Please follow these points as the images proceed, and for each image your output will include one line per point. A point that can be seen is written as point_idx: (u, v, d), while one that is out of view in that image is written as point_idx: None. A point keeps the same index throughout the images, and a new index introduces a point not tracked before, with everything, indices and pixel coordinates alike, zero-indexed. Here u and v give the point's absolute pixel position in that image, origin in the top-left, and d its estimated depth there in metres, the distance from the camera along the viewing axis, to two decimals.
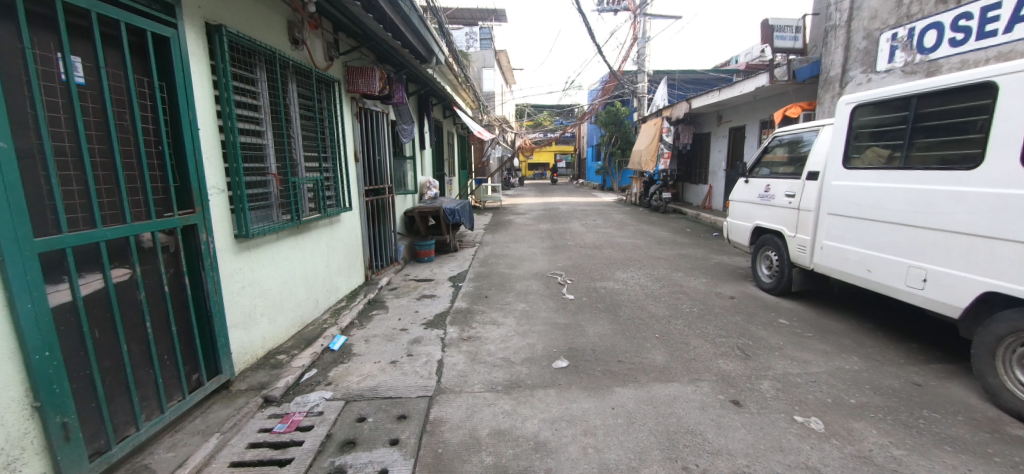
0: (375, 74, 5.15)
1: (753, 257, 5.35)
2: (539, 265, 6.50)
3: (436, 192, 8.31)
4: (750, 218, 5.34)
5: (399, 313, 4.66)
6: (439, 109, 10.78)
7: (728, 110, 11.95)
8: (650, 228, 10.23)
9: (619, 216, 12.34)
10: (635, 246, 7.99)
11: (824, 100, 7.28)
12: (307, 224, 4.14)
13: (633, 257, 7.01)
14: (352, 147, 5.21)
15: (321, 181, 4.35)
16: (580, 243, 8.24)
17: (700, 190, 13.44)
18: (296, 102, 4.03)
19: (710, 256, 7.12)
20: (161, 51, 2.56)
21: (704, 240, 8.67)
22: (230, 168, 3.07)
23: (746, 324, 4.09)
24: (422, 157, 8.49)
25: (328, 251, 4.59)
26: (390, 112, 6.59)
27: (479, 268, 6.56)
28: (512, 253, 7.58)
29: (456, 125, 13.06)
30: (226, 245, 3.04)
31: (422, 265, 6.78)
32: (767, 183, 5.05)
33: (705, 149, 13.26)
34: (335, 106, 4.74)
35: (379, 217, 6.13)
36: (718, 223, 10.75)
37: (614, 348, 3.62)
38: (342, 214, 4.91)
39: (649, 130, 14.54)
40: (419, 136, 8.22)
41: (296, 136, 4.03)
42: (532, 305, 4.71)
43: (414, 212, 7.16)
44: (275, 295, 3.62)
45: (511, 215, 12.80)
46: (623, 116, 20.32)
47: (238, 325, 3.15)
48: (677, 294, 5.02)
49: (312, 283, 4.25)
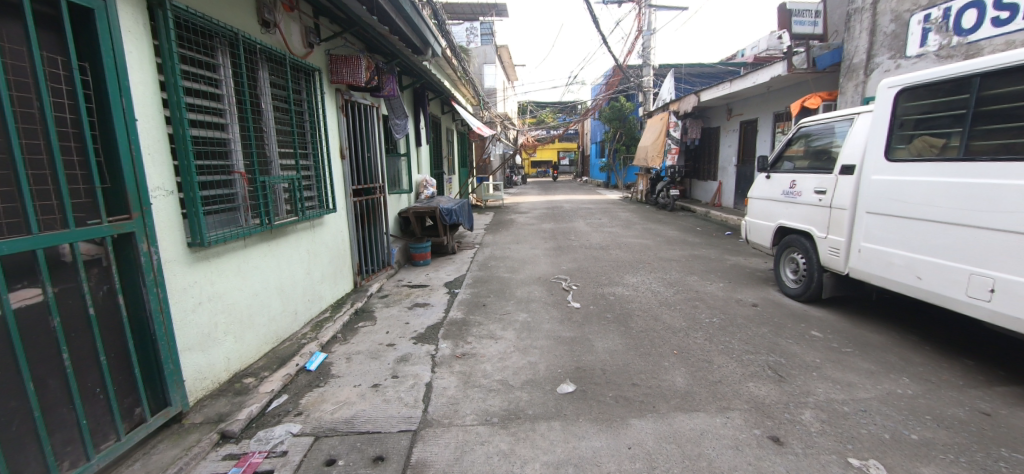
0: (361, 63, 4.71)
1: (777, 259, 4.89)
2: (542, 269, 6.05)
3: (433, 191, 7.88)
4: (773, 217, 4.88)
5: (388, 325, 4.22)
6: (437, 104, 10.34)
7: (739, 103, 11.46)
8: (658, 227, 9.75)
9: (625, 215, 11.86)
10: (644, 247, 7.51)
11: (846, 89, 6.81)
12: (283, 228, 3.72)
13: (642, 259, 6.56)
14: (337, 143, 4.78)
15: (299, 181, 3.92)
16: (585, 244, 7.78)
17: (709, 186, 12.93)
18: (268, 92, 3.59)
19: (725, 258, 6.64)
20: (85, 25, 2.13)
21: (717, 240, 8.19)
22: (180, 166, 2.64)
23: (776, 338, 3.63)
24: (418, 154, 8.06)
25: (309, 257, 4.17)
26: (381, 106, 6.15)
27: (478, 272, 6.12)
28: (513, 255, 7.13)
29: (455, 121, 12.62)
30: (177, 256, 2.61)
31: (416, 269, 6.34)
32: (792, 178, 4.60)
33: (715, 144, 12.76)
34: (315, 97, 4.29)
35: (369, 219, 5.72)
36: (730, 222, 10.25)
37: (627, 368, 3.17)
38: (326, 216, 4.48)
39: (656, 125, 14.04)
40: (414, 132, 7.78)
41: (268, 131, 3.60)
42: (534, 315, 4.27)
43: (409, 212, 6.73)
44: (242, 309, 3.20)
45: (513, 214, 12.35)
46: (628, 111, 19.81)
47: (193, 347, 2.73)
48: (694, 301, 4.56)
49: (289, 294, 3.82)
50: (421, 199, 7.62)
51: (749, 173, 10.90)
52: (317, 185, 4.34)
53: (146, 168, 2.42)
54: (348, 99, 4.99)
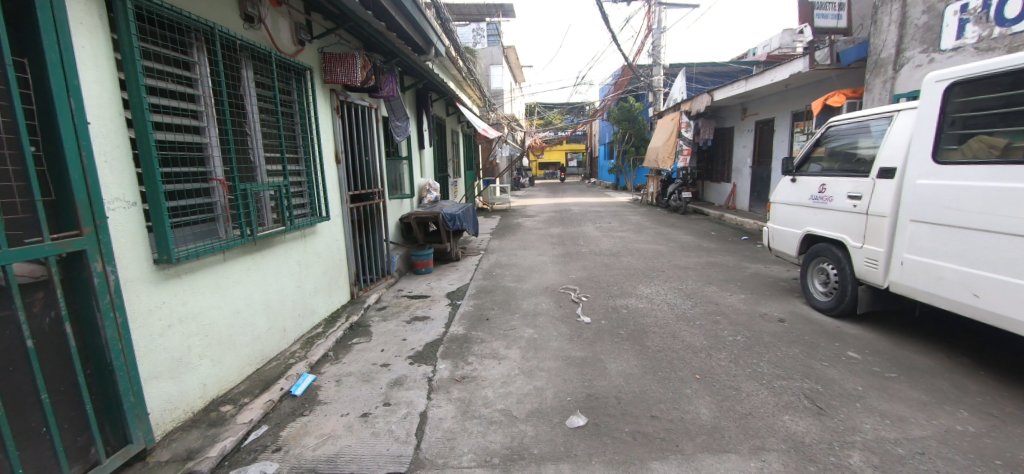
0: (357, 62, 4.43)
1: (805, 270, 4.54)
2: (550, 278, 5.73)
3: (437, 195, 7.61)
4: (800, 224, 4.54)
5: (383, 342, 3.93)
6: (441, 106, 10.05)
7: (754, 102, 11.06)
8: (671, 232, 9.38)
9: (636, 218, 11.49)
10: (657, 253, 7.15)
11: (873, 86, 6.46)
12: (270, 239, 3.44)
13: (656, 267, 6.21)
14: (331, 146, 4.51)
15: (287, 187, 3.64)
16: (595, 250, 7.45)
17: (722, 188, 12.52)
18: (253, 92, 3.32)
19: (744, 266, 6.27)
20: (24, 15, 1.86)
21: (734, 246, 7.80)
22: (144, 174, 2.36)
23: (810, 361, 3.28)
24: (421, 157, 7.78)
25: (300, 269, 3.89)
26: (382, 108, 5.88)
27: (482, 281, 5.82)
28: (520, 262, 6.82)
29: (461, 123, 12.35)
30: (139, 274, 2.33)
31: (418, 278, 6.05)
32: (821, 182, 4.27)
33: (728, 144, 12.35)
34: (307, 98, 4.02)
35: (367, 225, 5.44)
36: (745, 225, 9.85)
37: (645, 396, 2.85)
38: (318, 224, 4.20)
39: (667, 126, 13.66)
40: (417, 134, 7.51)
41: (253, 134, 3.33)
42: (542, 332, 3.96)
43: (411, 218, 6.45)
44: (220, 329, 2.91)
45: (520, 218, 12.03)
46: (637, 112, 19.41)
47: (160, 375, 2.45)
48: (715, 315, 4.22)
49: (276, 310, 3.54)
50: (424, 204, 7.35)
51: (765, 175, 10.48)
52: (308, 191, 4.06)
53: (102, 177, 2.15)
54: (343, 101, 4.72)
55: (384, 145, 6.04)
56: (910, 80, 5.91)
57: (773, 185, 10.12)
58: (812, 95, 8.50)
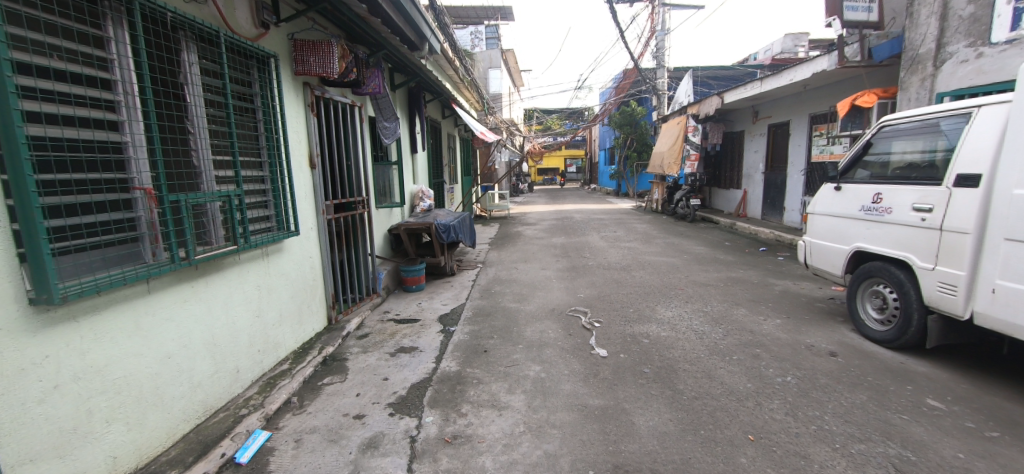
0: (334, 52, 3.82)
1: (854, 292, 3.93)
2: (556, 297, 5.09)
3: (430, 203, 6.99)
4: (847, 239, 3.94)
5: (360, 382, 3.27)
6: (436, 107, 9.45)
7: (766, 105, 10.49)
8: (682, 242, 8.76)
9: (642, 227, 10.86)
10: (671, 267, 6.52)
11: (909, 84, 5.88)
12: (218, 261, 2.80)
13: (673, 284, 5.57)
14: (303, 149, 3.89)
15: (241, 197, 2.98)
16: (603, 263, 6.82)
17: (732, 195, 11.93)
18: (197, 80, 2.70)
19: (771, 283, 5.63)
20: None
21: (754, 259, 7.18)
22: (10, 182, 1.72)
23: (886, 416, 2.64)
24: (414, 162, 7.17)
25: (259, 295, 3.24)
26: (367, 106, 5.26)
27: (479, 301, 5.17)
28: (521, 278, 6.16)
29: (458, 126, 11.76)
30: (2, 321, 1.68)
31: (408, 297, 5.40)
32: (878, 191, 3.67)
33: (739, 150, 11.76)
34: (270, 91, 3.38)
35: (351, 238, 4.81)
36: (760, 235, 9.24)
37: (688, 468, 2.21)
38: (285, 240, 3.55)
39: (673, 130, 13.10)
40: (408, 137, 6.89)
41: (197, 132, 2.70)
42: (551, 369, 3.31)
43: (401, 229, 5.83)
44: (140, 381, 2.26)
45: (519, 227, 11.39)
46: (638, 117, 19.15)
47: (38, 457, 1.80)
48: (753, 348, 3.58)
49: (226, 348, 2.89)
50: (416, 213, 6.72)
51: (779, 181, 9.90)
52: (272, 202, 3.44)
53: None
54: (320, 96, 4.12)
55: (370, 148, 5.42)
56: (952, 77, 5.34)
57: (788, 193, 9.52)
58: (836, 95, 7.93)
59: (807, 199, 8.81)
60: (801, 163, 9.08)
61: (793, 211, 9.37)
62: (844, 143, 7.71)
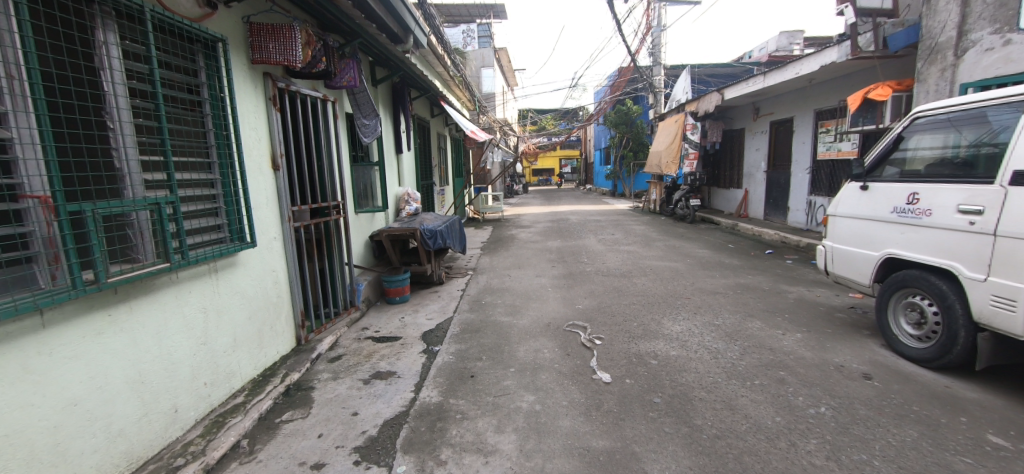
0: (296, 37, 3.36)
1: (885, 304, 3.52)
2: (552, 310, 4.63)
3: (416, 206, 6.53)
4: (876, 244, 3.52)
5: (325, 419, 2.80)
6: (424, 105, 8.98)
7: (767, 102, 10.10)
8: (684, 244, 8.34)
9: (641, 228, 10.44)
10: (675, 273, 6.08)
11: (927, 75, 5.46)
12: (144, 282, 2.33)
13: (679, 293, 5.14)
14: (263, 148, 3.41)
15: (177, 205, 2.51)
16: (602, 269, 6.37)
17: (732, 195, 11.54)
18: (118, 65, 2.23)
19: (784, 290, 5.21)
20: None
21: (762, 263, 6.76)
22: None
23: (946, 460, 2.21)
24: (399, 163, 6.71)
25: (206, 318, 2.79)
26: (343, 101, 4.79)
27: (468, 314, 4.70)
28: (514, 287, 5.70)
29: (448, 126, 11.30)
30: None
31: (390, 311, 4.93)
32: (915, 191, 3.25)
33: (739, 147, 11.35)
34: (218, 81, 2.91)
35: (325, 247, 4.35)
36: (765, 237, 8.83)
37: None
38: (239, 253, 3.08)
39: (671, 128, 12.70)
40: (392, 136, 6.41)
41: (117, 127, 2.24)
42: (546, 400, 2.86)
43: (383, 236, 5.36)
44: (27, 439, 1.80)
45: (513, 230, 10.94)
46: (633, 116, 18.60)
47: None
48: (777, 371, 3.15)
49: (160, 385, 2.43)
50: (401, 217, 6.26)
51: (783, 180, 9.51)
52: (223, 209, 2.98)
53: None
54: (285, 89, 3.66)
55: (348, 147, 4.95)
56: (976, 67, 4.93)
57: (793, 193, 9.13)
58: (844, 89, 7.54)
59: (813, 198, 8.53)
60: (807, 161, 8.68)
61: (798, 211, 8.99)
62: (852, 139, 7.41)
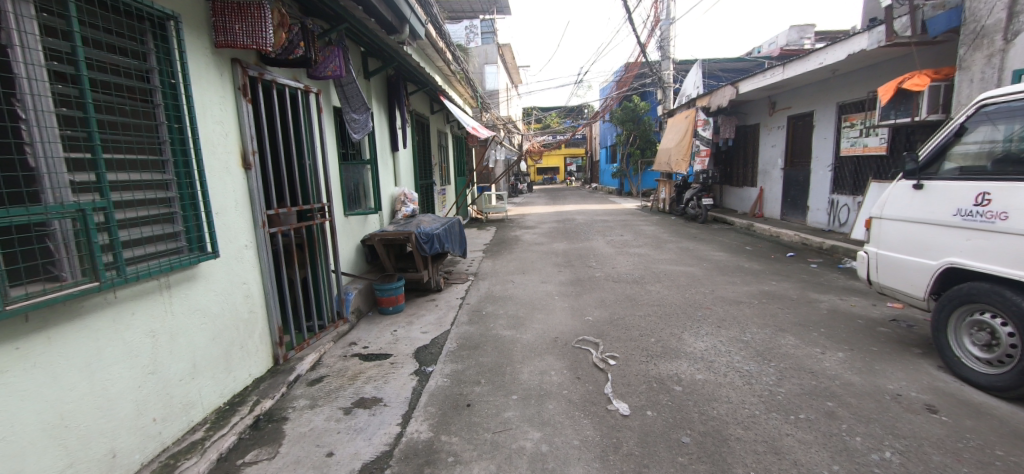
0: (267, 16, 2.94)
1: (945, 321, 3.07)
2: (559, 322, 4.19)
3: (414, 207, 6.13)
4: (936, 252, 3.07)
5: (294, 461, 2.38)
6: (423, 100, 8.54)
7: (784, 95, 9.59)
8: (698, 246, 7.87)
9: (651, 229, 9.97)
10: (692, 278, 5.62)
11: (971, 62, 4.97)
12: (67, 306, 1.92)
13: (699, 302, 4.69)
14: (230, 144, 3.00)
15: (112, 212, 2.10)
16: (613, 274, 5.92)
17: (746, 193, 11.05)
18: (34, 42, 1.83)
19: (814, 300, 4.73)
20: None
21: (784, 267, 6.27)
22: None
23: None
24: (395, 162, 6.30)
25: (157, 343, 2.38)
26: (328, 93, 4.35)
27: (466, 327, 4.27)
28: (517, 295, 5.26)
29: (449, 124, 10.87)
30: None
31: (382, 323, 4.51)
32: (984, 190, 2.80)
33: (754, 144, 10.84)
34: (170, 66, 2.50)
35: (310, 252, 3.93)
36: (783, 238, 8.36)
37: None
38: (199, 265, 2.67)
39: (681, 124, 12.21)
40: (386, 132, 5.98)
41: (30, 118, 1.82)
42: (554, 438, 2.43)
43: (375, 240, 4.96)
44: None
45: (518, 230, 10.50)
46: (641, 112, 18.05)
47: None
48: (823, 401, 2.71)
49: (93, 427, 2.03)
50: (397, 220, 5.85)
51: (801, 178, 9.01)
52: (180, 214, 2.57)
53: None
54: (258, 77, 3.25)
55: (335, 144, 4.52)
56: None
57: (813, 191, 8.63)
58: (872, 79, 7.02)
59: (835, 197, 8.03)
60: (829, 157, 8.17)
61: (819, 210, 8.49)
62: (880, 134, 6.99)
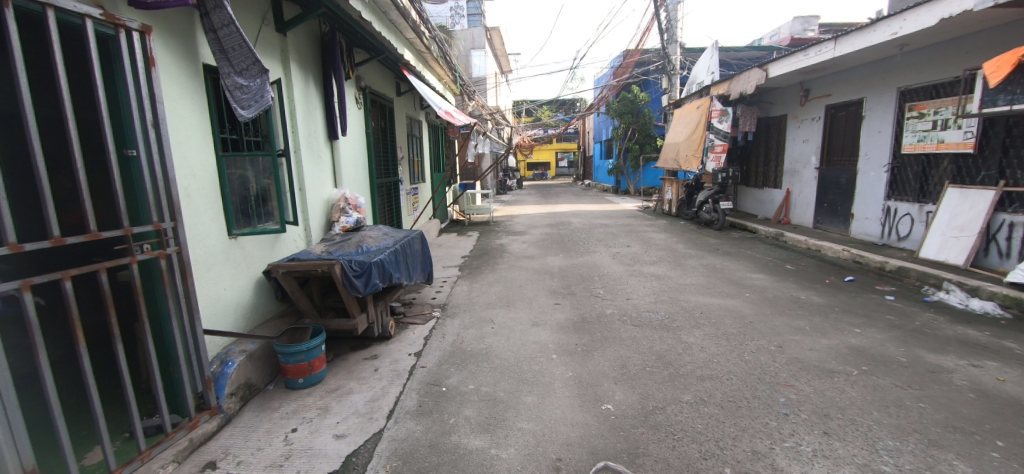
0: None
1: None
2: (560, 422, 2.55)
3: (358, 217, 4.49)
4: None
5: None
6: (386, 78, 6.79)
7: (821, 81, 8.02)
8: (727, 264, 6.29)
9: (662, 238, 8.41)
10: (741, 321, 4.04)
11: None
12: None
13: (770, 371, 3.10)
14: None
15: None
16: (629, 312, 4.31)
17: (769, 196, 9.54)
18: None
19: (938, 369, 3.16)
20: None
21: (854, 300, 4.72)
22: None
23: None
24: (333, 155, 4.61)
25: None
26: (175, 46, 2.67)
27: (410, 425, 2.61)
28: (496, 351, 3.60)
29: (423, 111, 9.15)
30: None
31: (278, 410, 2.84)
32: None
33: (779, 138, 9.29)
34: None
35: (141, 306, 2.28)
36: (826, 252, 6.85)
37: None
38: None
39: (692, 115, 10.62)
40: (315, 112, 4.26)
41: None
42: None
43: (280, 274, 3.26)
44: None
45: (504, 238, 8.85)
46: (641, 104, 16.43)
47: None
48: None
49: None
50: (331, 236, 4.18)
51: (845, 180, 7.47)
52: None
53: None
54: None
55: (198, 126, 2.81)
56: None
57: (859, 195, 7.13)
58: (968, 55, 5.44)
59: (893, 204, 6.52)
60: (884, 156, 6.64)
61: (868, 220, 6.99)
62: (965, 125, 5.48)
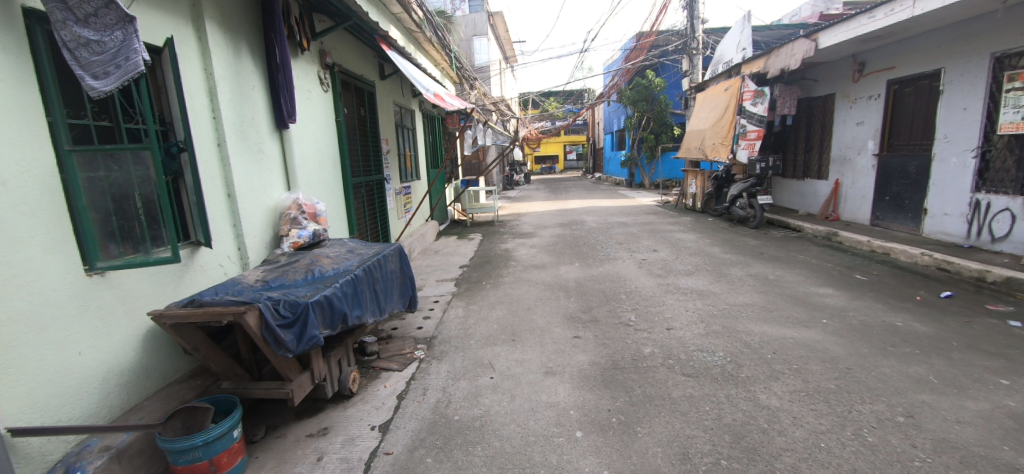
0: None
1: None
2: None
3: (315, 229, 3.47)
4: None
5: None
6: (365, 57, 5.71)
7: (881, 51, 6.81)
8: (781, 274, 5.15)
9: (693, 240, 7.27)
10: (834, 367, 2.92)
11: None
12: None
13: (917, 469, 1.99)
14: None
15: None
16: (674, 353, 3.21)
17: (812, 188, 8.35)
18: None
19: None
20: None
21: (969, 327, 3.57)
22: None
23: None
24: (283, 149, 3.57)
25: None
26: None
27: None
28: (495, 422, 2.53)
29: (416, 99, 8.08)
30: None
31: None
32: None
33: (824, 122, 8.07)
34: None
35: None
36: (895, 255, 5.69)
37: None
38: None
39: (720, 98, 9.40)
40: (252, 93, 3.22)
41: None
42: None
43: (170, 326, 2.21)
44: None
45: (509, 242, 7.77)
46: (657, 90, 15.21)
47: None
48: None
49: None
50: (274, 257, 3.14)
51: (915, 169, 6.25)
52: None
53: None
54: None
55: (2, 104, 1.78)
56: None
57: (935, 187, 5.93)
58: None
59: (983, 197, 5.33)
60: (971, 138, 5.44)
61: (947, 216, 5.79)
62: None
